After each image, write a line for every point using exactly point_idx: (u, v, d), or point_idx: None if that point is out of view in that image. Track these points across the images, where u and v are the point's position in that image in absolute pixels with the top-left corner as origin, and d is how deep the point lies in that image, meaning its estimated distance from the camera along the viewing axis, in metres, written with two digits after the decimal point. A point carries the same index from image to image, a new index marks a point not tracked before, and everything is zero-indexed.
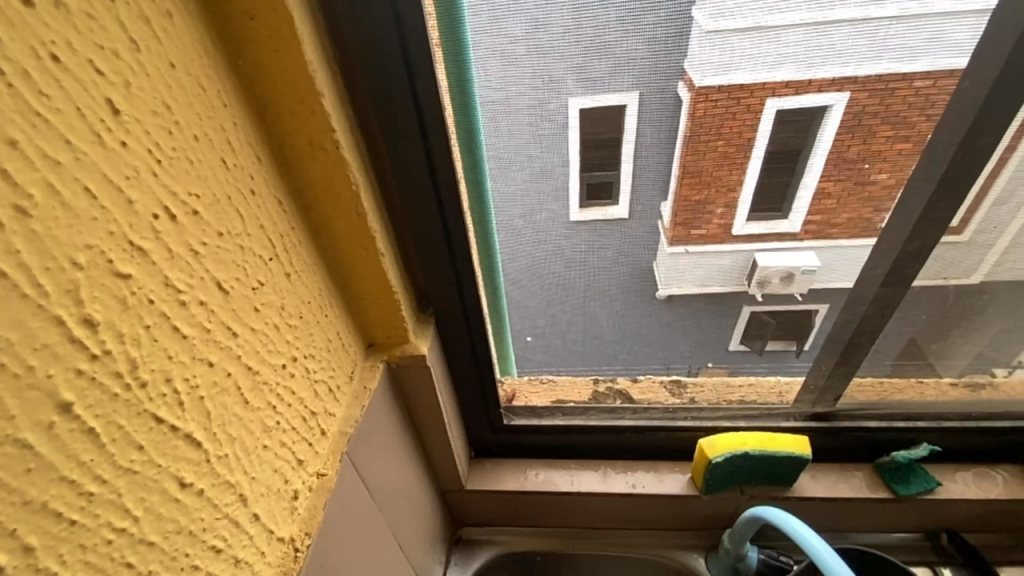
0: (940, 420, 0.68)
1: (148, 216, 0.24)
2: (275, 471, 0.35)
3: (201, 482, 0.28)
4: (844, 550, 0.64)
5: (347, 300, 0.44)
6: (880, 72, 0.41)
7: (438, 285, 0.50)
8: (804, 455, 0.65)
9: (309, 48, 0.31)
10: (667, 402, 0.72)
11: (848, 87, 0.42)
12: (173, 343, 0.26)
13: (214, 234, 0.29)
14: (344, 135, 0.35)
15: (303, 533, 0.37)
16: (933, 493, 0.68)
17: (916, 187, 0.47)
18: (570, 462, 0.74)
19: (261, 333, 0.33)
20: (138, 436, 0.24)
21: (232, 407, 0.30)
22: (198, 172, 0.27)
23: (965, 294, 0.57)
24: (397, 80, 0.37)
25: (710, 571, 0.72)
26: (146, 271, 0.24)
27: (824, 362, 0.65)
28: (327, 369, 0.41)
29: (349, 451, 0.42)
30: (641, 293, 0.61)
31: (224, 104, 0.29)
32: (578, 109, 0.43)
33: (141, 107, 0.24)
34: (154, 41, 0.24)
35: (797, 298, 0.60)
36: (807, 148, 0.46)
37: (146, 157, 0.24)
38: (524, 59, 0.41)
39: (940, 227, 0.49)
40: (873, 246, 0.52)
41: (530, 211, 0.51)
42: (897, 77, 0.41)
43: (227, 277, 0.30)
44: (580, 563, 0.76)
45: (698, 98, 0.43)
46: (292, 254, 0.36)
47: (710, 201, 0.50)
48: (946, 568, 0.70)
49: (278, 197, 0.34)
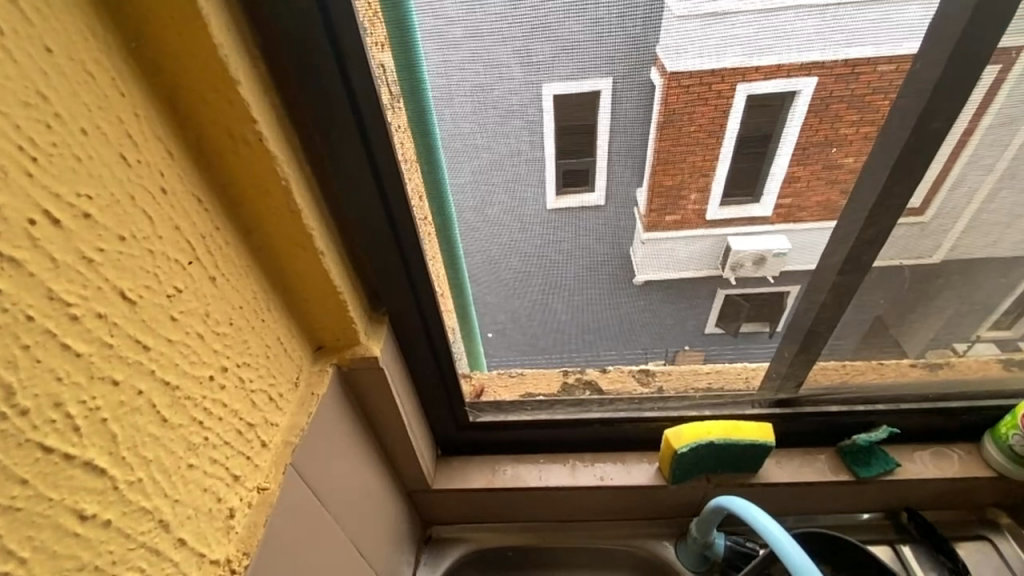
0: (899, 402, 0.70)
1: (23, 222, 0.22)
2: (205, 490, 0.33)
3: (107, 512, 0.26)
4: (808, 534, 0.65)
5: (288, 303, 0.41)
6: (844, 56, 0.40)
7: (389, 283, 0.48)
8: (767, 443, 0.65)
9: (218, 29, 0.28)
10: (635, 392, 0.71)
11: (816, 71, 0.41)
12: (63, 363, 0.23)
13: (114, 239, 0.26)
14: (268, 126, 0.32)
15: (241, 553, 0.35)
16: (892, 473, 0.70)
17: (873, 173, 0.47)
18: (539, 456, 0.73)
19: (180, 344, 0.30)
20: (21, 470, 0.22)
21: (147, 427, 0.28)
22: (90, 171, 0.24)
23: (920, 278, 0.58)
24: (324, 64, 0.34)
25: (679, 558, 0.72)
26: (22, 285, 0.22)
27: (787, 348, 0.65)
28: (267, 376, 0.38)
29: (295, 461, 0.40)
30: (604, 285, 0.60)
31: (122, 94, 0.26)
32: (552, 95, 0.42)
33: (7, 96, 0.21)
34: (25, 22, 0.21)
35: (770, 280, 0.58)
36: (777, 135, 0.45)
37: (17, 156, 0.21)
38: (465, 42, 0.38)
39: (897, 212, 0.49)
40: (831, 232, 0.52)
41: (482, 204, 0.49)
42: (860, 60, 0.40)
43: (133, 286, 0.27)
44: (550, 557, 0.76)
45: (670, 84, 0.41)
46: (217, 256, 0.33)
47: (683, 186, 0.49)
48: (905, 545, 0.72)
49: (197, 195, 0.31)
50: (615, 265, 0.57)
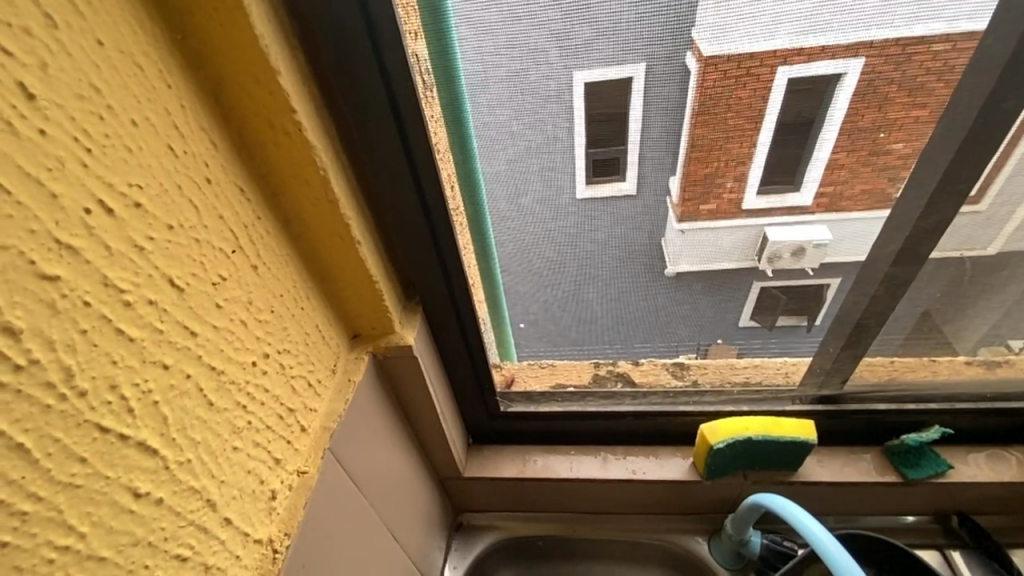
0: (952, 401, 0.66)
1: (78, 210, 0.22)
2: (248, 472, 0.34)
3: (159, 491, 0.27)
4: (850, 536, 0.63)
5: (325, 291, 0.42)
6: (897, 35, 0.37)
7: (424, 273, 0.48)
8: (808, 440, 0.63)
9: (259, 20, 0.28)
10: (668, 386, 0.70)
11: (864, 52, 0.38)
12: (117, 348, 0.24)
13: (162, 227, 0.26)
14: (307, 116, 0.33)
15: (283, 533, 0.36)
16: (944, 476, 0.66)
17: (929, 158, 0.44)
18: (570, 447, 0.72)
19: (225, 331, 0.31)
20: (80, 449, 0.23)
21: (194, 410, 0.29)
22: (139, 161, 0.25)
23: (981, 270, 0.54)
24: (361, 53, 0.34)
25: (713, 555, 0.71)
26: (79, 271, 0.23)
27: (831, 344, 0.63)
28: (306, 363, 0.39)
29: (333, 446, 0.41)
30: (639, 276, 0.58)
31: (168, 85, 0.27)
32: (584, 83, 0.41)
33: (63, 90, 0.22)
34: (77, 16, 0.22)
35: (809, 272, 0.56)
36: (819, 118, 0.42)
37: (72, 147, 0.22)
38: (500, 27, 0.38)
39: (957, 201, 0.46)
40: (882, 221, 0.49)
41: (516, 193, 0.49)
42: (914, 40, 0.38)
43: (181, 274, 0.28)
44: (582, 549, 0.76)
45: (706, 68, 0.40)
46: (258, 245, 0.34)
47: (719, 175, 0.47)
48: (955, 550, 0.68)
49: (239, 184, 0.32)
50: (650, 255, 0.56)
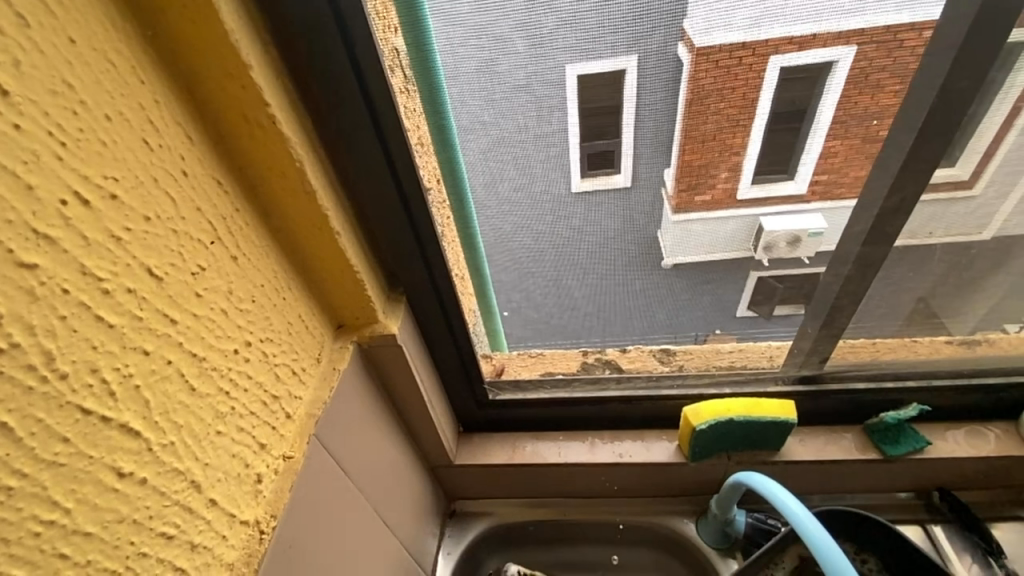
0: (930, 378, 0.67)
1: (55, 201, 0.23)
2: (233, 455, 0.35)
3: (143, 471, 0.28)
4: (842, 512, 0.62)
5: (308, 282, 0.43)
6: (883, 21, 0.39)
7: (405, 263, 0.49)
8: (788, 420, 0.64)
9: (228, 16, 0.29)
10: (655, 370, 0.72)
11: (855, 40, 0.40)
12: (97, 334, 0.25)
13: (139, 219, 0.27)
14: (280, 109, 0.33)
15: (269, 515, 0.37)
16: (922, 452, 0.68)
17: (896, 140, 0.45)
18: (558, 433, 0.73)
19: (205, 319, 0.32)
20: (63, 429, 0.24)
21: (177, 395, 0.30)
22: (115, 155, 0.26)
23: (953, 251, 0.56)
24: (332, 46, 0.35)
25: (700, 535, 0.72)
26: (57, 260, 0.23)
27: (809, 327, 0.64)
28: (289, 351, 0.40)
29: (318, 432, 0.42)
30: (619, 263, 0.60)
31: (141, 81, 0.28)
32: (577, 76, 0.42)
33: (36, 86, 0.22)
34: (48, 14, 0.23)
35: (804, 261, 0.57)
36: (814, 104, 0.44)
37: (47, 141, 0.23)
38: (468, 18, 0.38)
39: (923, 180, 0.47)
40: (854, 206, 0.51)
41: (492, 182, 0.50)
42: (903, 26, 0.39)
43: (159, 263, 0.29)
44: (572, 532, 0.77)
45: (699, 59, 0.41)
46: (238, 237, 0.35)
47: (714, 165, 0.48)
48: (936, 525, 0.70)
49: (217, 177, 0.33)
50: (629, 242, 0.57)
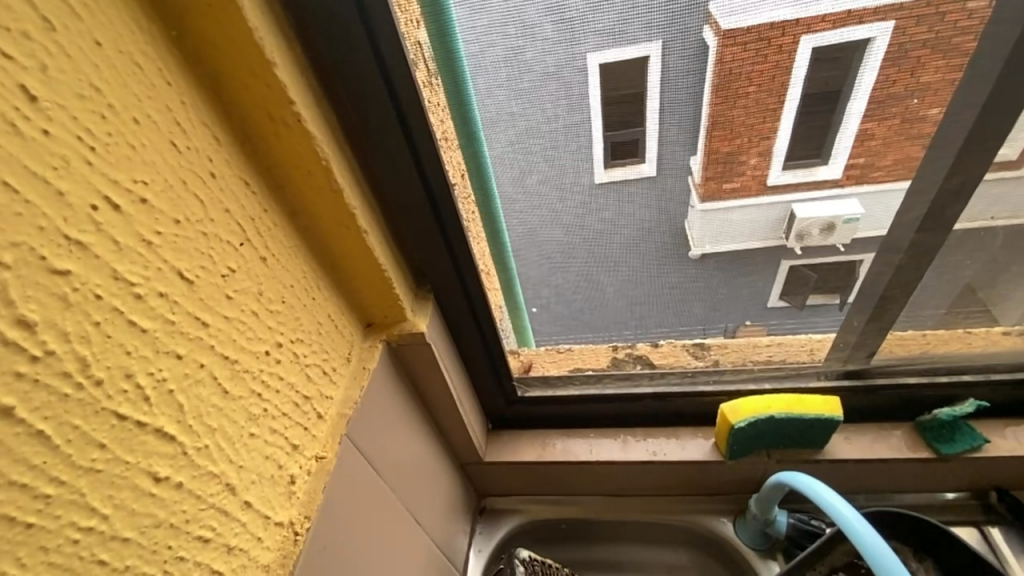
0: (987, 372, 0.63)
1: (85, 207, 0.23)
2: (266, 457, 0.35)
3: (179, 475, 0.28)
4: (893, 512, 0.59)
5: (336, 282, 0.42)
6: None
7: (432, 260, 0.48)
8: (834, 417, 0.61)
9: (251, 13, 0.29)
10: (689, 365, 0.70)
11: (893, 14, 0.37)
12: (131, 339, 0.25)
13: (169, 222, 0.27)
14: (306, 107, 0.33)
15: (303, 517, 0.37)
16: (979, 450, 0.63)
17: (954, 119, 0.42)
18: (589, 430, 0.72)
19: (237, 321, 0.32)
20: (99, 435, 0.24)
21: (210, 398, 0.30)
22: (144, 158, 0.26)
23: (1016, 235, 0.52)
24: (356, 40, 0.34)
25: (739, 536, 0.70)
26: (88, 266, 0.23)
27: (855, 318, 0.61)
28: (319, 351, 0.40)
29: (350, 432, 0.42)
30: (651, 256, 0.58)
31: (167, 82, 0.27)
32: (598, 64, 0.40)
33: (63, 90, 0.22)
34: (74, 18, 0.22)
35: (839, 249, 0.54)
36: (847, 88, 0.41)
37: (76, 145, 0.23)
38: (495, 4, 0.37)
39: (985, 161, 0.44)
40: (907, 189, 0.47)
41: (520, 174, 0.49)
42: None
43: (190, 266, 0.28)
44: (605, 530, 0.75)
45: (726, 42, 0.39)
46: (267, 237, 0.34)
47: (742, 151, 0.46)
48: (994, 527, 0.66)
49: (244, 178, 0.33)
50: (661, 233, 0.55)
